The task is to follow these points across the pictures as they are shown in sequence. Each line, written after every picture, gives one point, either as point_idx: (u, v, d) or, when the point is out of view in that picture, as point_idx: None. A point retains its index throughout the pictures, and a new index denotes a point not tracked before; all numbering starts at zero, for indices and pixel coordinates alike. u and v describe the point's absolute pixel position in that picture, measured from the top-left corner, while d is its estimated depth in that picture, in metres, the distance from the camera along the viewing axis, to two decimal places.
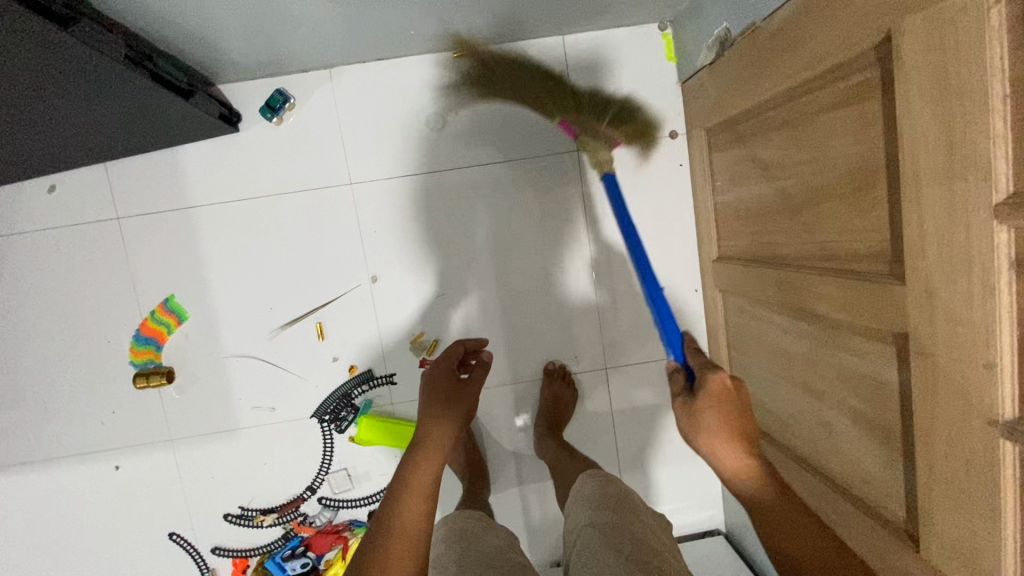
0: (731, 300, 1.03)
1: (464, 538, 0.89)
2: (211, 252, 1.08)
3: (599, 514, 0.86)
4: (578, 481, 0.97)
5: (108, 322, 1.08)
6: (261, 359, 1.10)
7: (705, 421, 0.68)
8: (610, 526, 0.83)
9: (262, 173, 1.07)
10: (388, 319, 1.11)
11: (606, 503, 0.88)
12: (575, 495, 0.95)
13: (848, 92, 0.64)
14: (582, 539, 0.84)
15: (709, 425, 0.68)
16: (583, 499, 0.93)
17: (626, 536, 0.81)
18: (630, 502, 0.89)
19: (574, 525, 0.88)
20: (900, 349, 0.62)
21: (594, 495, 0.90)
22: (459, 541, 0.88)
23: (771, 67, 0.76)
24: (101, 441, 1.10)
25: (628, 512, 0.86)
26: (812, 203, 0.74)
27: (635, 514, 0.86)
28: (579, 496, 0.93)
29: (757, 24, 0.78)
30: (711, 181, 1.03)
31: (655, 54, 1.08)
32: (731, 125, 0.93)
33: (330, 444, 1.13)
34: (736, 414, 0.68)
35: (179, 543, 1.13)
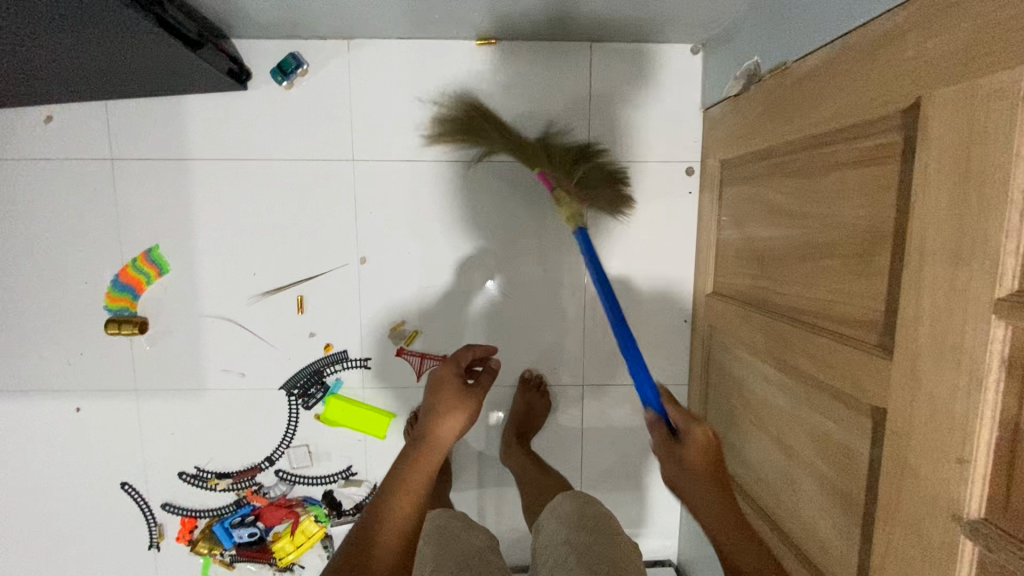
0: (717, 339, 1.01)
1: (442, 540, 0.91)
2: (202, 208, 1.06)
3: (576, 534, 0.84)
4: (558, 497, 0.95)
5: (87, 262, 1.06)
6: (237, 323, 1.08)
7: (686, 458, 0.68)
8: (585, 546, 0.81)
9: (265, 135, 1.04)
10: (370, 303, 1.09)
11: (585, 523, 0.86)
12: (561, 504, 0.93)
13: (865, 152, 0.62)
14: (555, 555, 0.83)
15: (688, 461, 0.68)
16: (549, 519, 0.91)
17: (600, 558, 0.79)
18: (607, 524, 0.87)
19: (549, 540, 0.87)
20: (875, 423, 0.60)
21: (570, 514, 0.89)
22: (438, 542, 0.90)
23: (796, 110, 0.73)
24: (66, 380, 1.08)
25: (607, 535, 0.84)
26: (811, 259, 0.72)
27: (615, 535, 0.84)
28: (554, 513, 0.91)
29: (788, 64, 0.76)
30: (717, 214, 1.01)
31: (682, 76, 1.05)
32: (745, 162, 0.90)
33: (295, 419, 1.11)
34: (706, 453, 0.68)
35: (129, 493, 1.12)
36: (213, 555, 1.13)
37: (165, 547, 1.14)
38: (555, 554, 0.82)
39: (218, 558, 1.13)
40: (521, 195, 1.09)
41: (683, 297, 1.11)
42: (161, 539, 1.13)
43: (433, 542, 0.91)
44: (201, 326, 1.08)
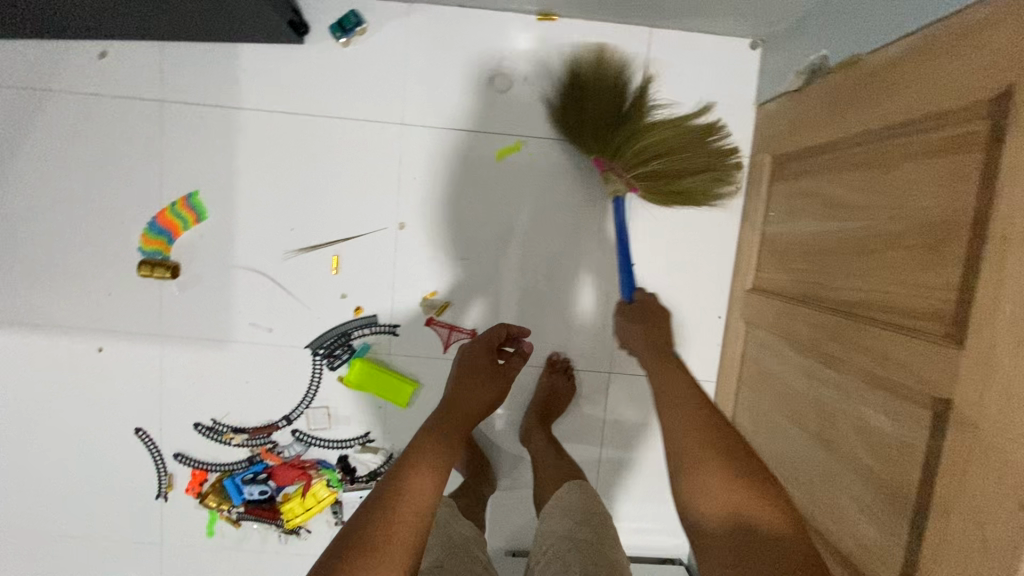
0: (754, 335, 1.01)
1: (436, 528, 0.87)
2: (246, 158, 1.05)
3: (578, 529, 0.83)
4: (563, 488, 0.93)
5: (126, 202, 1.05)
6: (270, 277, 1.07)
7: (682, 408, 0.70)
8: (587, 544, 0.80)
9: (317, 91, 1.04)
10: (405, 270, 1.09)
11: (587, 519, 0.85)
12: (561, 495, 0.92)
13: (942, 142, 0.61)
14: (554, 548, 0.81)
15: (686, 412, 0.69)
16: (555, 510, 0.89)
17: (599, 558, 0.78)
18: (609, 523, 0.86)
19: (548, 531, 0.85)
20: (937, 415, 0.59)
21: (577, 508, 0.88)
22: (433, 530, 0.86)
23: (867, 101, 0.73)
24: (90, 319, 1.07)
25: (608, 535, 0.83)
26: (872, 251, 0.71)
27: (613, 536, 0.84)
28: (560, 505, 0.89)
29: (860, 57, 0.75)
30: (764, 210, 1.01)
31: (739, 69, 1.05)
32: (802, 156, 0.90)
33: (317, 380, 1.10)
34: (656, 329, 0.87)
35: (143, 440, 1.11)
36: (220, 511, 1.12)
37: (173, 498, 1.12)
38: (554, 547, 0.81)
39: (225, 514, 1.12)
40: (564, 176, 1.08)
41: (720, 292, 1.10)
42: (169, 490, 1.12)
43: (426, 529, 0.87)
44: (233, 278, 1.07)
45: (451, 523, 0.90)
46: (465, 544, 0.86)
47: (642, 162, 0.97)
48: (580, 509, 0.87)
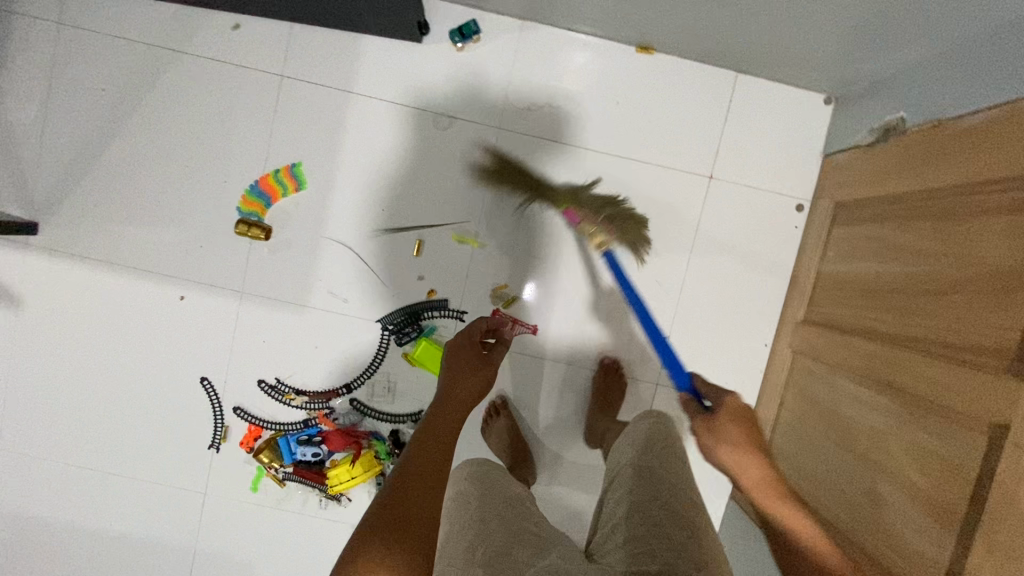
0: (802, 363, 1.08)
1: (486, 483, 0.86)
2: (351, 138, 1.13)
3: (639, 459, 0.89)
4: (635, 420, 1.00)
5: (232, 163, 1.12)
6: (355, 251, 1.14)
7: (742, 474, 0.76)
8: (648, 470, 0.85)
9: (427, 86, 1.13)
10: (480, 261, 1.16)
11: (649, 447, 0.90)
12: (626, 433, 0.97)
13: (1008, 202, 0.69)
14: (620, 479, 0.88)
15: (746, 478, 0.76)
16: (625, 441, 0.96)
17: (664, 481, 0.83)
18: (674, 450, 0.90)
19: (618, 464, 0.92)
20: (992, 440, 0.66)
21: (642, 438, 0.93)
22: (483, 485, 0.86)
23: (942, 161, 0.82)
24: (179, 267, 1.13)
25: (671, 459, 0.87)
26: (937, 293, 0.79)
27: (678, 460, 0.87)
28: (630, 435, 0.96)
29: (940, 121, 0.84)
30: (822, 250, 1.10)
31: (812, 121, 1.15)
32: (868, 203, 0.98)
33: (382, 353, 1.15)
34: (745, 428, 0.79)
35: (206, 389, 1.15)
36: (268, 468, 1.15)
37: (224, 450, 1.16)
38: (621, 475, 0.88)
39: (271, 472, 1.15)
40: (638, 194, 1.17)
41: (768, 322, 1.19)
42: (222, 441, 1.16)
43: (478, 483, 0.86)
44: (319, 247, 1.14)
45: (502, 479, 0.88)
46: (517, 497, 0.85)
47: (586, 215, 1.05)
48: (640, 442, 0.92)
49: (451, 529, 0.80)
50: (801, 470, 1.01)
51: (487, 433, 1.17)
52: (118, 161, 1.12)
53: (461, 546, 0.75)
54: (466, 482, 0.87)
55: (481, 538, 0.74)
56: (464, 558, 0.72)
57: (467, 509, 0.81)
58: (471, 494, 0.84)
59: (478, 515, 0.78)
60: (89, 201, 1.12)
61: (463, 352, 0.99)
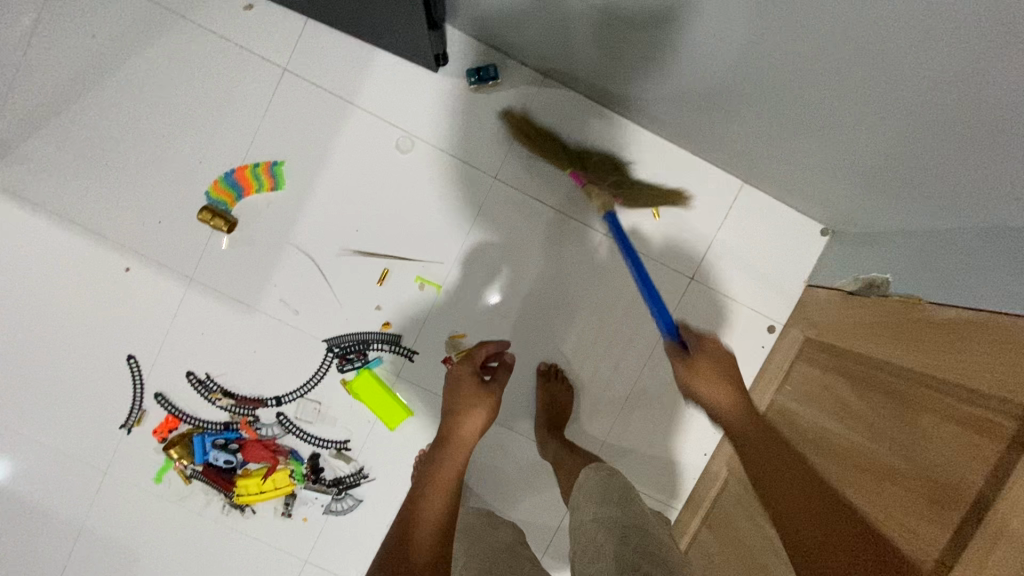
0: (733, 487, 1.08)
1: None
2: (341, 150, 1.08)
3: (602, 509, 0.84)
4: (583, 474, 0.94)
5: (213, 146, 1.07)
6: (318, 265, 1.09)
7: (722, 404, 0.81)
8: (614, 520, 0.81)
9: (432, 116, 1.09)
10: (443, 305, 1.12)
11: (609, 496, 0.86)
12: (578, 488, 0.93)
13: (964, 414, 0.68)
14: (587, 534, 0.82)
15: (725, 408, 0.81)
16: (582, 498, 0.89)
17: (632, 528, 0.79)
18: (634, 494, 0.86)
19: (579, 519, 0.86)
20: None
21: (598, 491, 0.88)
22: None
23: (915, 343, 0.80)
24: (132, 237, 1.07)
25: (634, 504, 0.84)
26: (875, 475, 0.77)
27: (640, 506, 0.84)
28: (583, 492, 0.91)
29: (923, 300, 0.83)
30: (782, 380, 1.09)
31: (804, 248, 1.14)
32: (836, 354, 0.97)
33: (321, 374, 1.11)
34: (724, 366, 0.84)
35: (131, 368, 1.10)
36: (176, 462, 1.11)
37: (136, 434, 1.11)
38: (585, 532, 0.82)
39: (179, 467, 1.11)
40: (616, 276, 1.14)
41: (713, 433, 1.18)
42: (136, 425, 1.10)
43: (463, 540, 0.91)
44: (283, 252, 1.09)
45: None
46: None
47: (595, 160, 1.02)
48: (601, 490, 0.87)
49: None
50: None
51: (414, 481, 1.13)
52: (93, 114, 1.06)
53: None
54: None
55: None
56: None
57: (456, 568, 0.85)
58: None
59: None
60: (51, 146, 1.05)
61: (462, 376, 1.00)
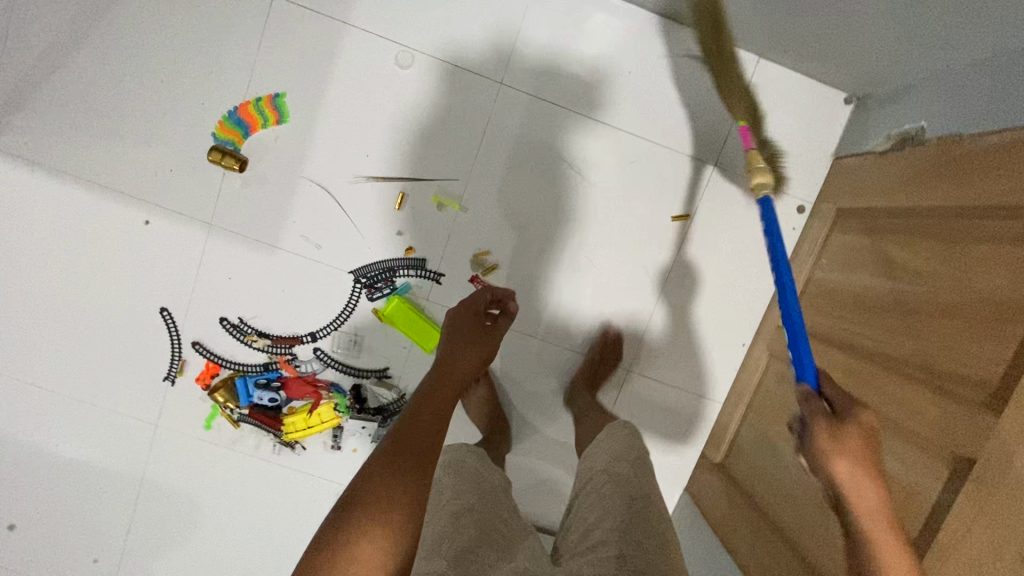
0: (774, 367, 1.07)
1: (463, 474, 0.85)
2: (341, 74, 1.05)
3: (615, 463, 0.86)
4: (614, 423, 0.96)
5: (212, 86, 1.05)
6: (333, 196, 1.08)
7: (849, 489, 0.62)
8: (623, 478, 0.83)
9: (429, 27, 1.05)
10: (465, 223, 1.10)
11: (627, 454, 0.88)
12: (599, 440, 0.94)
13: (1019, 232, 0.65)
14: (593, 483, 0.86)
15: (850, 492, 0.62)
16: (598, 448, 0.92)
17: (635, 487, 0.82)
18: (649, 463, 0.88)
19: (589, 469, 0.89)
20: (956, 470, 0.65)
21: (620, 442, 0.91)
22: (460, 476, 0.85)
23: (958, 179, 0.77)
24: (147, 189, 1.07)
25: (645, 471, 0.86)
26: (924, 316, 0.76)
27: (650, 475, 0.85)
28: (603, 441, 0.93)
29: (962, 136, 0.79)
30: (815, 256, 1.06)
31: (827, 119, 1.10)
32: (871, 214, 0.94)
33: (352, 305, 1.12)
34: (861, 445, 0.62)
35: (166, 321, 1.11)
36: (223, 408, 1.12)
37: (180, 384, 1.13)
38: (594, 481, 0.86)
39: (226, 412, 1.12)
40: (635, 174, 1.11)
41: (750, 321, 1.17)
42: (178, 375, 1.12)
43: (451, 474, 0.85)
44: (297, 186, 1.08)
45: (478, 469, 0.88)
46: (492, 491, 0.85)
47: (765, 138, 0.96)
48: (618, 448, 0.89)
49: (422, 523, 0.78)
50: (759, 473, 1.02)
51: (466, 400, 1.14)
52: (89, 66, 1.04)
53: (432, 533, 0.75)
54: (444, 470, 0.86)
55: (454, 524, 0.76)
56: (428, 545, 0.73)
57: (441, 499, 0.81)
58: (446, 486, 0.83)
59: (449, 508, 0.78)
60: (51, 107, 1.04)
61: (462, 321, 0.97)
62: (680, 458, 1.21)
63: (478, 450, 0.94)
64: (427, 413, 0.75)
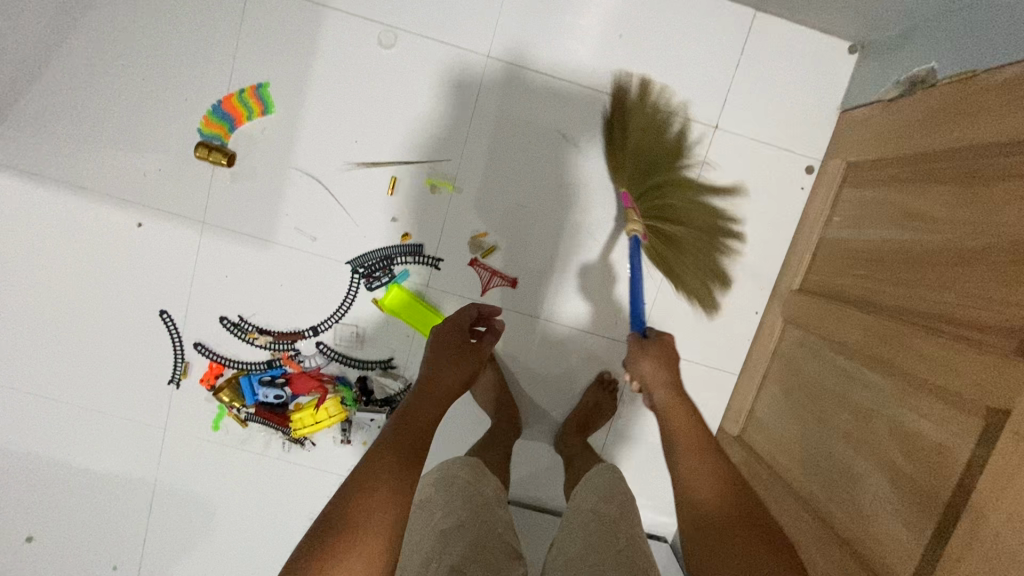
0: (791, 333, 1.04)
1: (456, 489, 0.78)
2: (324, 59, 1.02)
3: (602, 504, 0.80)
4: (599, 464, 0.89)
5: (196, 80, 1.03)
6: (324, 185, 1.06)
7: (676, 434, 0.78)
8: (611, 520, 0.77)
9: (410, 4, 1.02)
10: (460, 205, 1.08)
11: (615, 494, 0.82)
12: (586, 480, 0.88)
13: None
14: (577, 523, 0.78)
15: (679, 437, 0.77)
16: (587, 486, 0.85)
17: (624, 534, 0.75)
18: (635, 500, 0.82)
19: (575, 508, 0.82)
20: (990, 424, 0.61)
21: (609, 482, 0.84)
22: (451, 493, 0.77)
23: (975, 117, 0.72)
24: (138, 191, 1.06)
25: (633, 511, 0.80)
26: (945, 265, 0.72)
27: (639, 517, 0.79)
28: (594, 478, 0.86)
29: (977, 72, 0.74)
30: (826, 216, 1.02)
31: (832, 71, 1.05)
32: (881, 166, 0.90)
33: (352, 296, 1.09)
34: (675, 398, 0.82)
35: (166, 323, 1.10)
36: (230, 408, 1.11)
37: (185, 386, 1.12)
38: (577, 523, 0.78)
39: (233, 412, 1.11)
40: None
41: (762, 289, 1.12)
42: (183, 377, 1.11)
43: (444, 490, 0.77)
44: (287, 178, 1.05)
45: (473, 483, 0.80)
46: (486, 505, 0.77)
47: (665, 202, 1.03)
48: (604, 485, 0.83)
49: (408, 543, 0.72)
50: (779, 443, 0.99)
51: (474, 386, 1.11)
52: (70, 69, 1.02)
53: (416, 560, 0.68)
54: (433, 487, 0.78)
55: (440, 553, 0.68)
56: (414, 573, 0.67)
57: (431, 519, 0.73)
58: (436, 504, 0.75)
59: (437, 528, 0.71)
60: (34, 113, 1.03)
61: (449, 338, 0.91)
62: None
63: (471, 460, 0.85)
64: (406, 445, 0.70)
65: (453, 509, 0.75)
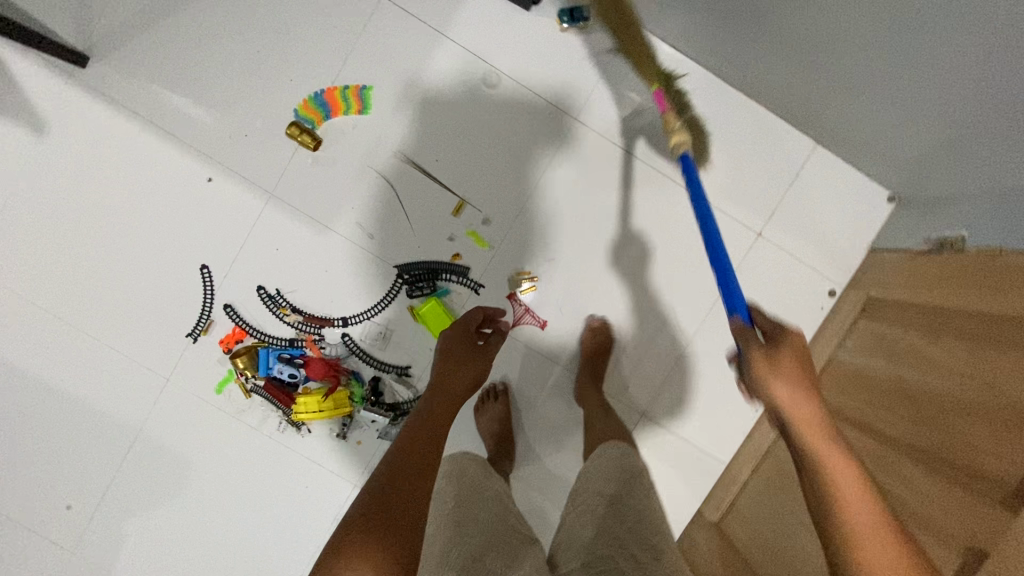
0: None
1: (465, 483, 0.83)
2: (428, 81, 1.11)
3: (609, 486, 0.86)
4: (600, 446, 0.95)
5: (305, 67, 1.09)
6: (395, 190, 1.12)
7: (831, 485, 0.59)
8: (618, 501, 0.83)
9: (517, 56, 1.11)
10: (514, 241, 1.14)
11: (620, 477, 0.87)
12: (594, 459, 0.94)
13: None
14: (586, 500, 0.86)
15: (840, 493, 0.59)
16: (594, 467, 0.92)
17: (632, 516, 0.80)
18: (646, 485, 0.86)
19: (587, 486, 0.89)
20: (967, 561, 0.67)
21: (615, 468, 0.89)
22: (461, 486, 0.83)
23: (994, 288, 0.81)
24: (219, 149, 1.10)
25: (639, 489, 0.85)
26: (948, 410, 0.79)
27: (649, 497, 0.84)
28: (602, 459, 0.92)
29: (1002, 249, 0.83)
30: (841, 337, 1.11)
31: (869, 213, 1.16)
32: (900, 308, 1.00)
33: (390, 298, 1.13)
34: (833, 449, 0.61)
35: (204, 278, 1.11)
36: (239, 374, 1.12)
37: (202, 342, 1.12)
38: (588, 501, 0.85)
39: (241, 380, 1.12)
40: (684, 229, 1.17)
41: None
42: (202, 334, 1.12)
43: (454, 484, 0.83)
44: (363, 174, 1.11)
45: (482, 477, 0.85)
46: (493, 497, 0.82)
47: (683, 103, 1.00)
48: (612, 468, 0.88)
49: (427, 534, 0.78)
50: (756, 537, 1.04)
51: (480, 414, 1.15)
52: (192, 23, 1.08)
53: (437, 549, 0.74)
54: (445, 479, 0.84)
55: (457, 540, 0.74)
56: (435, 560, 0.73)
57: (444, 510, 0.79)
58: (449, 496, 0.81)
59: (451, 520, 0.77)
60: (143, 53, 1.07)
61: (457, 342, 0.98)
62: (673, 510, 1.22)
63: (479, 455, 0.91)
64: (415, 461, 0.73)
65: (464, 501, 0.80)
